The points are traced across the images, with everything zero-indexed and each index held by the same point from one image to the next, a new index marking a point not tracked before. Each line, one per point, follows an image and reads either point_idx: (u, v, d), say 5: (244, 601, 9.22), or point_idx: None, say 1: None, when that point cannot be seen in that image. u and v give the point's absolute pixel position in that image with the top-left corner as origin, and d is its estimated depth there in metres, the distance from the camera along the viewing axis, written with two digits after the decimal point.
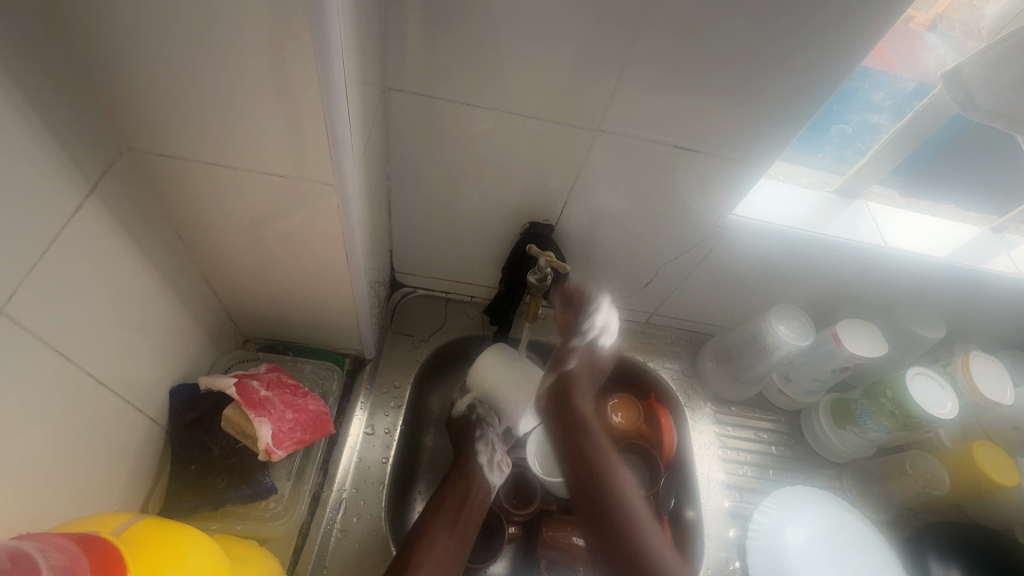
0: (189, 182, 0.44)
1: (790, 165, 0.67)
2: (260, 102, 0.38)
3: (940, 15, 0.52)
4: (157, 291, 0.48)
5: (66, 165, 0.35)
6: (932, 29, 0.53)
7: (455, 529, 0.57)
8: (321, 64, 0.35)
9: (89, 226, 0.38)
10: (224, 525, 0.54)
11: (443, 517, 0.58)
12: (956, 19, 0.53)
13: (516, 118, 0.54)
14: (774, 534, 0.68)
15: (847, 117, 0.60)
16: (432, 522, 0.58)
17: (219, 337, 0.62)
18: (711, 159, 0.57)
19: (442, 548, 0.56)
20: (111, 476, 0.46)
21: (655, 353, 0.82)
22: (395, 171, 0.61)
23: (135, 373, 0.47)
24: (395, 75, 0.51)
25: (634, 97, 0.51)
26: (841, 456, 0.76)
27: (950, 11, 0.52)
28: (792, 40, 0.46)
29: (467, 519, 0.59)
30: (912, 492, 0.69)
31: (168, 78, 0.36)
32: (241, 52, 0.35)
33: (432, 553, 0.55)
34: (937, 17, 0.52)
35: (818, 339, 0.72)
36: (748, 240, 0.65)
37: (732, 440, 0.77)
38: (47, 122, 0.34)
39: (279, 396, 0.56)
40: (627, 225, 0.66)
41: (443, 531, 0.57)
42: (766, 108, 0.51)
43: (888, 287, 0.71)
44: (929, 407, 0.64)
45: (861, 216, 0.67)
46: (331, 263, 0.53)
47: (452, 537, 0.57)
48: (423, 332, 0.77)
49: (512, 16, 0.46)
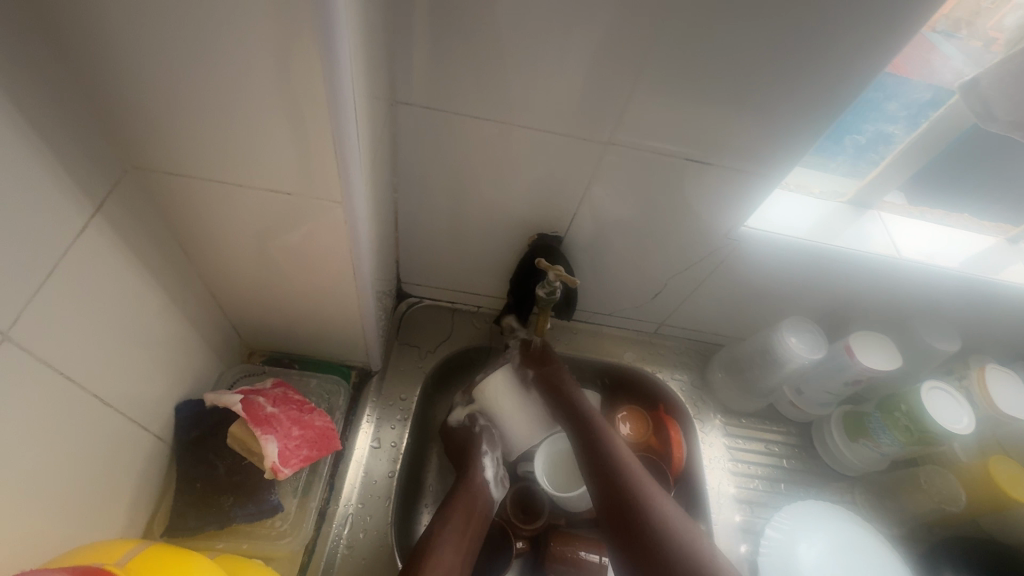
0: (195, 199, 0.44)
1: (802, 175, 0.66)
2: (267, 119, 0.37)
3: (947, 17, 0.50)
4: (162, 308, 0.48)
5: (70, 185, 0.35)
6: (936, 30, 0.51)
7: (461, 544, 0.56)
8: (329, 81, 0.34)
9: (95, 246, 0.38)
10: (229, 544, 0.53)
11: (449, 531, 0.56)
12: (963, 19, 0.51)
13: (524, 131, 0.54)
14: (787, 550, 0.67)
15: (861, 127, 0.59)
16: (437, 535, 0.56)
17: (225, 350, 0.62)
18: (722, 170, 0.56)
19: (448, 562, 0.54)
20: (116, 495, 0.46)
21: (663, 364, 0.81)
22: (402, 183, 0.61)
23: (141, 391, 0.47)
24: (403, 88, 0.51)
25: (645, 110, 0.51)
26: (854, 470, 0.75)
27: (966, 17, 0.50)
28: (806, 52, 0.45)
29: (471, 534, 0.57)
30: (927, 508, 0.69)
31: (174, 97, 0.36)
32: (248, 71, 0.34)
33: (438, 566, 0.53)
34: (943, 21, 0.51)
35: (830, 351, 0.71)
36: (759, 251, 0.64)
37: (743, 453, 0.76)
38: (52, 143, 0.33)
39: (286, 413, 0.55)
40: (637, 236, 0.65)
41: (449, 545, 0.55)
42: (778, 120, 0.51)
43: (901, 298, 0.70)
44: (944, 421, 0.63)
45: (874, 228, 0.66)
46: (338, 277, 0.53)
47: (457, 552, 0.55)
48: (430, 343, 0.76)
49: (522, 29, 0.45)
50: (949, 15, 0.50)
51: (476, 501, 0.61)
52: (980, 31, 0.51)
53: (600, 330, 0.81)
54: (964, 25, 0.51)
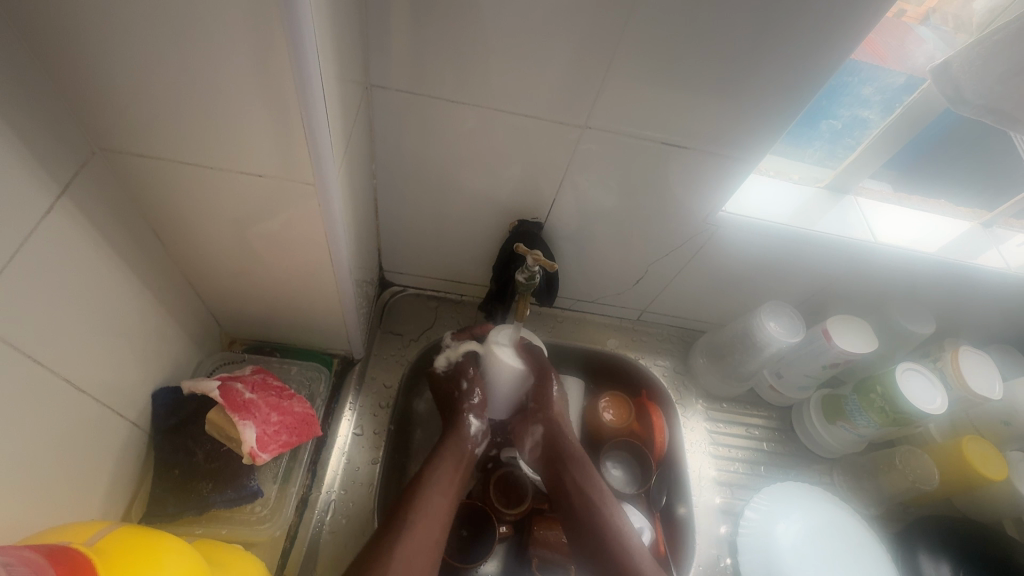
0: (166, 182, 0.44)
1: (781, 161, 0.67)
2: (234, 99, 0.37)
3: (933, 9, 0.52)
4: (136, 293, 0.47)
5: (33, 166, 0.34)
6: (923, 22, 0.53)
7: (449, 491, 0.58)
8: (296, 62, 0.34)
9: (63, 229, 0.38)
10: (208, 530, 0.53)
11: (438, 479, 0.59)
12: (948, 12, 0.53)
13: (502, 116, 0.54)
14: (766, 531, 0.68)
15: (837, 112, 0.60)
16: (426, 484, 0.58)
17: (204, 339, 0.61)
18: (699, 154, 0.56)
19: (437, 507, 0.56)
20: (92, 482, 0.46)
21: (646, 350, 0.82)
22: (380, 169, 0.60)
23: (115, 378, 0.46)
24: (378, 72, 0.51)
25: (621, 94, 0.51)
26: (832, 451, 0.76)
27: (943, 4, 0.52)
28: (781, 34, 0.45)
29: (456, 482, 0.60)
30: (902, 489, 0.69)
31: (139, 77, 0.36)
32: (212, 50, 0.34)
33: (428, 512, 0.55)
34: (928, 11, 0.52)
35: (809, 335, 0.72)
36: (738, 236, 0.65)
37: (724, 437, 0.77)
38: (14, 122, 0.33)
39: (265, 398, 0.56)
40: (616, 223, 0.65)
41: (436, 491, 0.58)
42: (755, 103, 0.51)
43: (877, 283, 0.71)
44: (918, 402, 0.64)
45: (849, 211, 0.67)
46: (315, 263, 0.52)
47: (444, 497, 0.58)
48: (413, 331, 0.76)
49: (496, 11, 0.45)
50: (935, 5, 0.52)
51: (463, 450, 0.63)
52: (964, 24, 0.53)
53: (583, 316, 0.82)
54: (945, 16, 0.53)
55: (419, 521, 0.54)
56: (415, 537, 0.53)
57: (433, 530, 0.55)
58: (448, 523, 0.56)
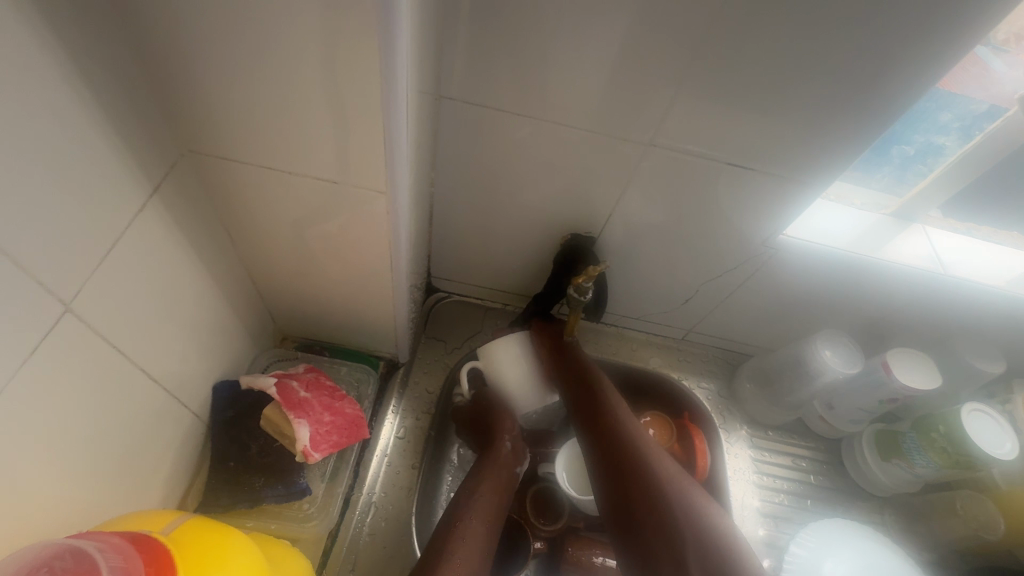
0: (243, 185, 0.45)
1: (844, 185, 0.63)
2: (317, 108, 0.38)
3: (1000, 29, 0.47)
4: (206, 289, 0.49)
5: (131, 167, 0.36)
6: (989, 46, 0.49)
7: (488, 516, 0.56)
8: (385, 77, 0.35)
9: (151, 226, 0.40)
10: (258, 523, 0.55)
11: (476, 506, 0.56)
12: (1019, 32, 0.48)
13: (564, 130, 0.54)
14: (813, 569, 0.65)
15: (910, 138, 0.56)
16: (463, 508, 0.56)
17: (260, 335, 0.63)
18: (762, 177, 0.55)
19: (477, 534, 0.54)
20: (157, 468, 0.48)
21: (689, 372, 0.80)
22: (439, 178, 0.61)
23: (182, 370, 0.48)
24: (448, 82, 0.51)
25: (690, 113, 0.50)
26: (884, 490, 0.73)
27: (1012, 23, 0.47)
28: (870, 57, 0.44)
29: (497, 511, 0.57)
30: (961, 535, 0.66)
31: (230, 86, 0.37)
32: (304, 62, 0.35)
33: (468, 538, 0.53)
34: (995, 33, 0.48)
35: (868, 366, 0.69)
36: (796, 259, 0.63)
37: (768, 466, 0.75)
38: (118, 125, 0.35)
39: (318, 398, 0.57)
40: (671, 241, 0.64)
41: (475, 518, 0.55)
42: (828, 126, 0.49)
43: (942, 315, 0.68)
44: (987, 446, 0.60)
45: (917, 242, 0.64)
46: (375, 268, 0.53)
47: (483, 524, 0.55)
48: (456, 339, 0.77)
49: (567, 26, 0.45)
50: (1005, 29, 0.48)
51: (501, 478, 0.60)
52: None
53: (625, 333, 0.81)
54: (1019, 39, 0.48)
55: (459, 549, 0.51)
56: (455, 567, 0.50)
57: (473, 559, 0.51)
58: (488, 551, 0.53)
